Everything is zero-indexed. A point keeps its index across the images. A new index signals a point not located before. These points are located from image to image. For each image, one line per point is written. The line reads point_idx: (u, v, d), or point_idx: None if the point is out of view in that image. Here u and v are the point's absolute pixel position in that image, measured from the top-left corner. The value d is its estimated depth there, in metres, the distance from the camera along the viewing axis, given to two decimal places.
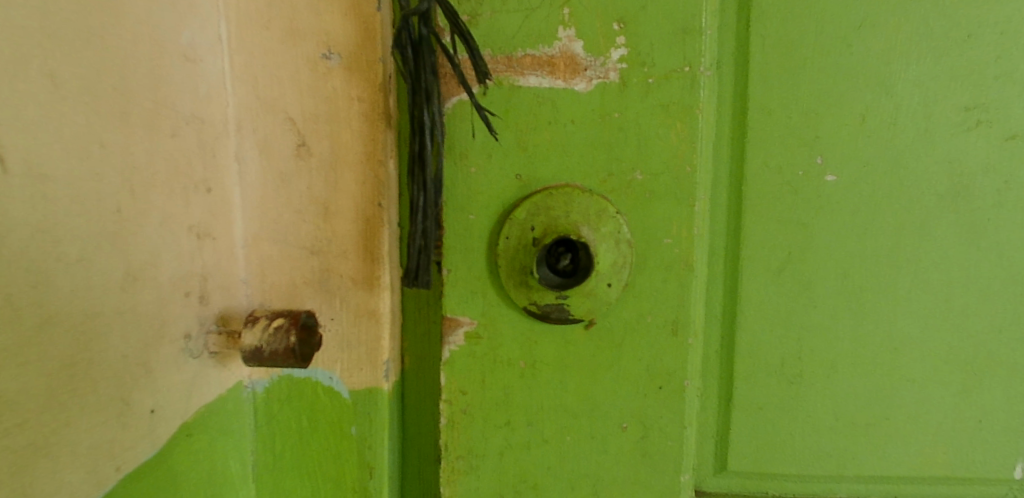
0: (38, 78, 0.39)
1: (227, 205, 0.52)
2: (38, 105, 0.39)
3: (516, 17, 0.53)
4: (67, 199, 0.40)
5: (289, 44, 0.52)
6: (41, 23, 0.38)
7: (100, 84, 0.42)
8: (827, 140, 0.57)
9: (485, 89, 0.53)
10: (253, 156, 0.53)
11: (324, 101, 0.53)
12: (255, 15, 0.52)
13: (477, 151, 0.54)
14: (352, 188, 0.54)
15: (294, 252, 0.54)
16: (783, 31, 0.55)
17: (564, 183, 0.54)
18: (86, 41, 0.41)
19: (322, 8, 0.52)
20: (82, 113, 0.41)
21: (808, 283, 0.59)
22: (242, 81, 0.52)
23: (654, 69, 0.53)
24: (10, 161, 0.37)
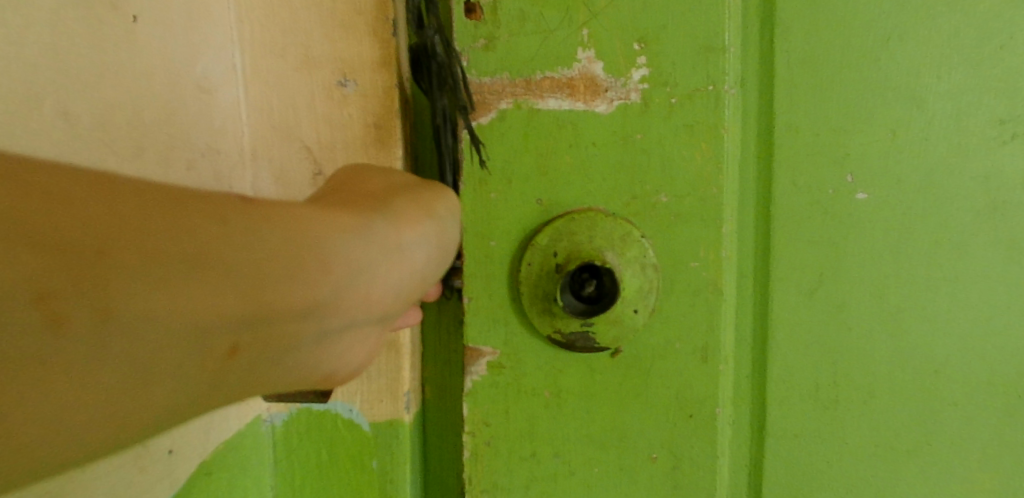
0: (51, 116, 0.38)
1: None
2: (51, 142, 0.38)
3: (534, 39, 0.52)
4: None
5: (305, 71, 0.52)
6: (55, 59, 0.38)
7: (115, 119, 0.41)
8: (857, 158, 0.55)
9: (503, 113, 0.52)
10: (269, 185, 0.53)
11: (340, 127, 0.52)
12: (269, 43, 0.51)
13: (497, 176, 0.53)
14: None
15: None
16: (808, 46, 0.54)
17: (587, 207, 0.53)
18: (100, 75, 0.40)
19: (336, 34, 0.51)
20: (96, 149, 0.40)
21: (841, 304, 0.57)
22: (256, 110, 0.52)
23: (677, 88, 0.52)
24: None
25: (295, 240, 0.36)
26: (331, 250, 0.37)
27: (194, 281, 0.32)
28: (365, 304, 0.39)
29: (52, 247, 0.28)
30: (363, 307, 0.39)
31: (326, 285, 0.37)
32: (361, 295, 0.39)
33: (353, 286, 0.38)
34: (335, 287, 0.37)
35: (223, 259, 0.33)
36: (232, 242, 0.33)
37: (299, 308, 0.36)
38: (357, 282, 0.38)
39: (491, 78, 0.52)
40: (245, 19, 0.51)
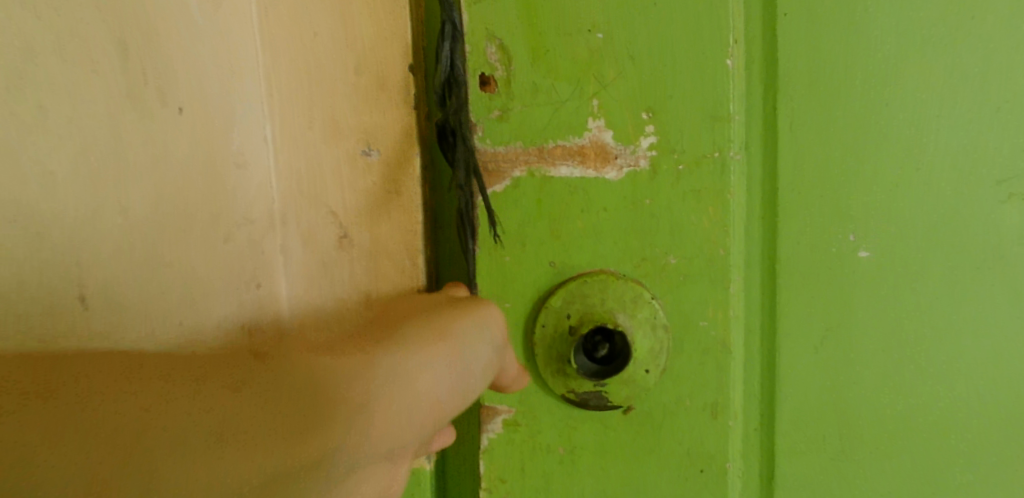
0: (112, 212, 0.42)
1: (281, 300, 0.51)
2: (111, 237, 0.42)
3: (546, 109, 0.54)
4: (143, 320, 0.44)
5: (330, 140, 0.53)
6: (114, 159, 0.42)
7: (166, 202, 0.44)
8: (859, 218, 0.57)
9: (518, 180, 0.54)
10: (297, 246, 0.52)
11: (364, 193, 0.56)
12: (298, 113, 0.51)
13: (512, 240, 0.55)
14: (391, 274, 0.58)
15: None
16: (810, 112, 0.56)
17: (599, 269, 0.55)
18: (154, 168, 0.43)
19: (361, 107, 0.55)
20: (151, 236, 0.44)
21: (846, 358, 0.58)
22: (287, 177, 0.51)
23: (684, 155, 0.54)
24: (90, 295, 0.41)
25: (312, 385, 0.38)
26: (344, 388, 0.39)
27: (226, 450, 0.32)
28: (389, 437, 0.40)
29: (99, 442, 0.30)
30: (383, 442, 0.39)
31: (344, 430, 0.37)
32: (382, 430, 0.39)
33: (371, 423, 0.39)
34: (354, 428, 0.38)
35: (252, 422, 0.34)
36: (252, 397, 0.35)
37: (323, 458, 0.36)
38: (375, 418, 0.39)
39: (506, 146, 0.54)
40: (275, 91, 0.49)
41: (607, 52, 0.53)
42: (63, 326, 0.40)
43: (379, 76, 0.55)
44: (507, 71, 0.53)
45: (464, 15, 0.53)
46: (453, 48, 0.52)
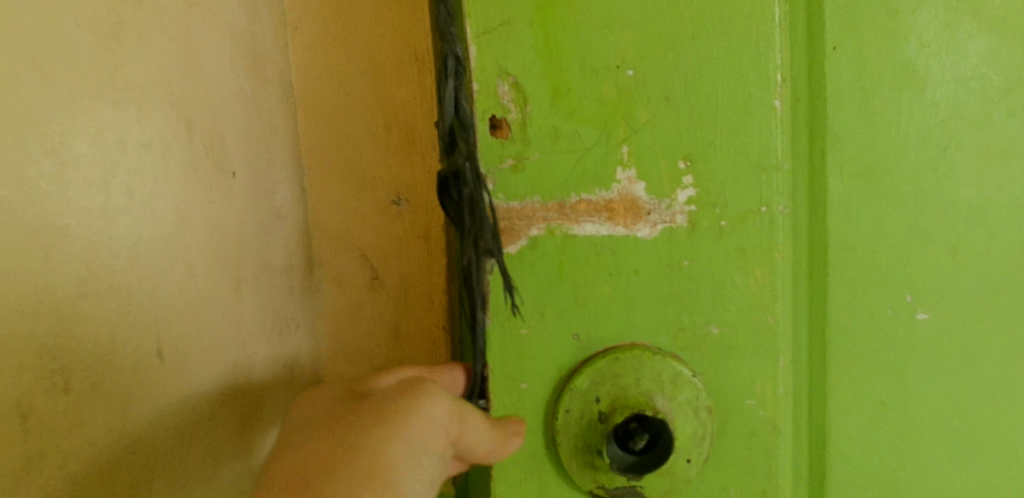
0: (180, 271, 0.47)
1: (320, 331, 0.65)
2: (171, 292, 0.46)
3: (568, 157, 0.46)
4: (205, 365, 0.50)
5: (359, 196, 0.63)
6: (178, 226, 0.47)
7: (232, 262, 0.53)
8: (918, 276, 0.50)
9: (535, 240, 0.47)
10: (330, 287, 0.65)
11: (391, 239, 0.62)
12: (334, 174, 0.63)
13: (529, 310, 0.47)
14: (422, 310, 0.63)
15: (365, 366, 0.64)
16: (863, 157, 0.49)
17: (630, 342, 0.47)
18: (216, 235, 0.51)
19: (389, 164, 0.62)
20: (216, 291, 0.51)
21: (905, 435, 0.51)
22: (321, 228, 0.64)
23: (727, 210, 0.47)
24: (166, 350, 0.46)
25: None
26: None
27: None
28: None
29: None
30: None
31: None
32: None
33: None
34: None
35: None
36: None
37: None
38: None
39: (521, 201, 0.46)
40: (310, 157, 0.63)
41: (637, 92, 0.46)
42: (140, 378, 0.44)
43: (407, 135, 0.61)
44: (523, 113, 0.46)
45: (473, 47, 0.45)
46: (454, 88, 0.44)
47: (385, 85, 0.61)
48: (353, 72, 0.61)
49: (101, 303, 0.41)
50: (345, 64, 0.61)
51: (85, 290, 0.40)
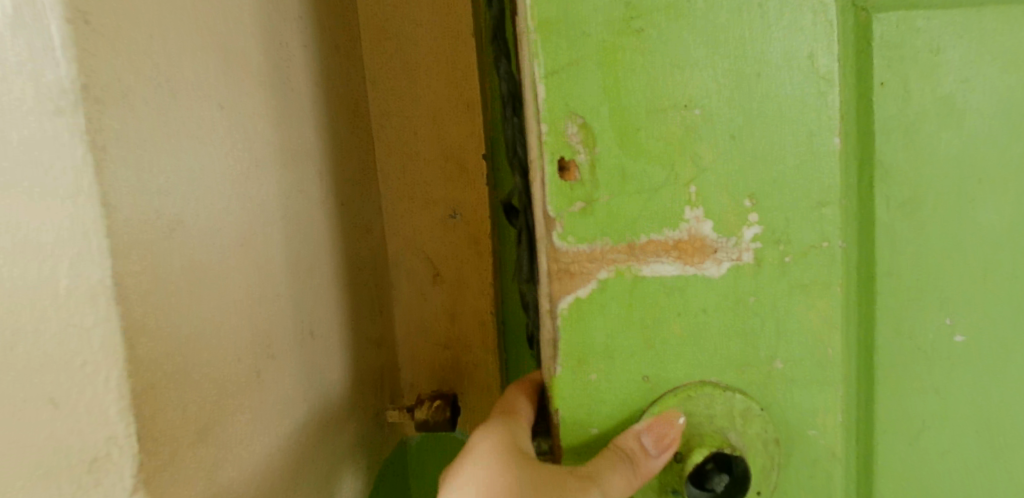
0: (315, 277, 0.58)
1: (394, 319, 0.72)
2: (313, 290, 0.57)
3: (637, 199, 0.45)
4: (337, 353, 0.61)
5: (422, 205, 0.69)
6: (316, 235, 0.58)
7: (339, 263, 0.62)
8: (957, 300, 0.52)
9: (605, 282, 0.46)
10: (402, 281, 0.71)
11: (449, 243, 0.69)
12: (401, 185, 0.69)
13: (600, 354, 0.46)
14: (477, 303, 0.70)
15: (434, 349, 0.72)
16: (908, 187, 0.50)
17: (700, 380, 0.47)
18: (333, 240, 0.61)
19: (445, 183, 0.68)
20: (330, 292, 0.60)
21: (944, 451, 0.53)
22: (391, 229, 0.71)
23: (790, 246, 0.47)
24: (319, 334, 0.58)
25: None
26: None
27: None
28: None
29: None
30: None
31: None
32: None
33: None
34: None
35: None
36: None
37: None
38: None
39: (590, 244, 0.45)
40: (382, 166, 0.69)
41: (705, 131, 0.45)
42: (294, 349, 0.54)
43: (460, 158, 0.67)
44: (591, 155, 0.44)
45: (539, 88, 0.44)
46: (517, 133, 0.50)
47: (439, 112, 0.67)
48: (414, 103, 0.67)
49: (285, 301, 0.53)
50: (407, 96, 0.67)
51: (278, 291, 0.52)
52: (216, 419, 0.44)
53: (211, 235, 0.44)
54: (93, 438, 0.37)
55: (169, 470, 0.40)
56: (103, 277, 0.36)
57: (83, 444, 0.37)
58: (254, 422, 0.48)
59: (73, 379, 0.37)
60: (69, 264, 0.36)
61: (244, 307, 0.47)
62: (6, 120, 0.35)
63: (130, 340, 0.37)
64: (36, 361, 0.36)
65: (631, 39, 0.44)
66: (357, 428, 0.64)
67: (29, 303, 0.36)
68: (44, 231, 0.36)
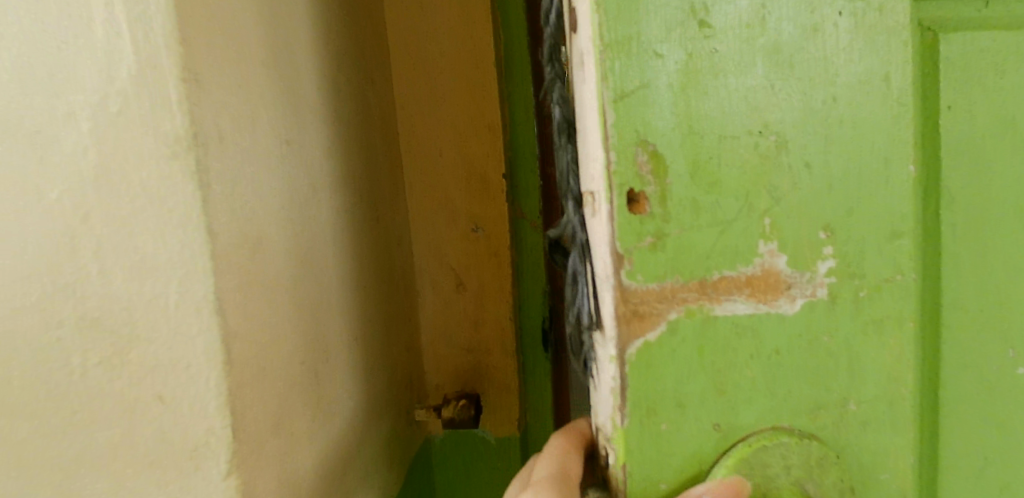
0: (356, 283, 0.64)
1: (420, 324, 0.80)
2: (354, 298, 0.63)
3: (710, 232, 0.42)
4: (368, 356, 0.66)
5: (447, 221, 0.77)
6: (348, 245, 0.62)
7: (370, 271, 0.67)
8: (1019, 330, 0.50)
9: (676, 324, 0.42)
10: (428, 289, 0.79)
11: (471, 255, 0.77)
12: (429, 202, 0.77)
13: (669, 403, 0.42)
14: (497, 310, 0.78)
15: (456, 351, 0.80)
16: (973, 214, 0.48)
17: (774, 427, 0.44)
18: (360, 248, 0.65)
19: (469, 202, 0.76)
20: (364, 298, 0.65)
21: (1008, 488, 0.51)
22: (420, 242, 0.78)
23: (864, 279, 0.44)
24: (364, 336, 0.65)
25: None
26: None
27: None
28: None
29: None
30: None
31: None
32: None
33: None
34: None
35: None
36: None
37: None
38: None
39: (660, 282, 0.41)
40: (411, 184, 0.77)
41: (781, 159, 0.42)
42: (340, 350, 0.59)
43: (484, 180, 0.75)
44: (662, 186, 0.41)
45: (609, 114, 0.40)
46: (573, 161, 0.45)
47: (466, 138, 0.75)
48: (442, 128, 0.75)
49: (334, 308, 0.59)
50: (437, 122, 0.75)
51: (322, 298, 0.57)
52: (292, 412, 0.51)
53: (277, 245, 0.50)
54: (195, 429, 0.44)
55: (257, 458, 0.46)
56: (207, 293, 0.42)
57: (188, 434, 0.44)
58: (308, 419, 0.53)
59: (179, 378, 0.43)
60: (179, 282, 0.42)
61: (296, 315, 0.52)
62: (125, 162, 0.41)
63: (229, 342, 0.44)
64: (151, 364, 0.43)
65: (704, 60, 0.40)
66: (388, 425, 0.70)
67: (146, 317, 0.43)
68: (156, 255, 0.42)
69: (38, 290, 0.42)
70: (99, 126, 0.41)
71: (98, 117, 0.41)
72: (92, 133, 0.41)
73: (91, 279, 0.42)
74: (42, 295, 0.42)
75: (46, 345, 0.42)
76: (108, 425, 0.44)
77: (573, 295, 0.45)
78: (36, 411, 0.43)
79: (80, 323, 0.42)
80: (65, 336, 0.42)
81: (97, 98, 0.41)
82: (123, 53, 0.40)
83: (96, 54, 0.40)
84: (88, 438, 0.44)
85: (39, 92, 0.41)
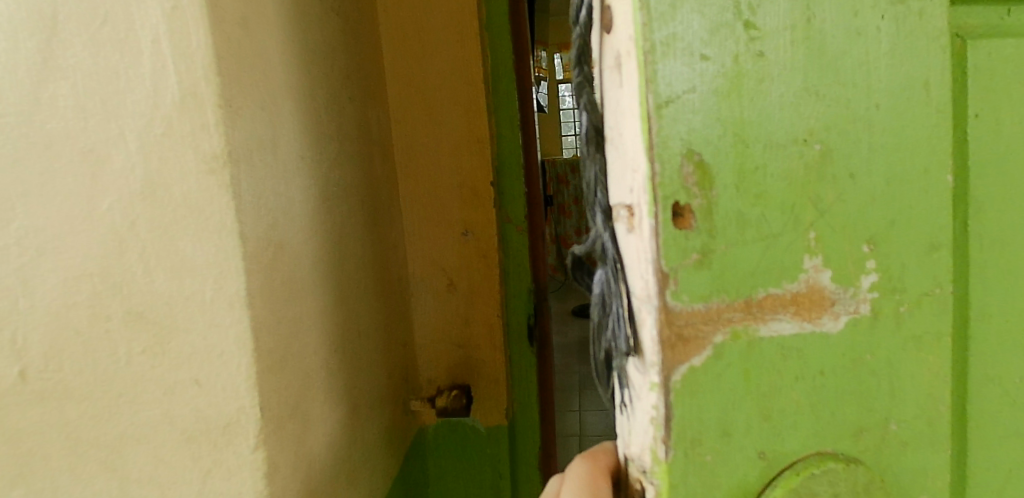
0: (370, 283, 0.74)
1: (415, 324, 0.88)
2: (370, 298, 0.73)
3: (755, 248, 0.39)
4: (378, 351, 0.75)
5: (442, 229, 0.85)
6: (350, 246, 0.69)
7: (372, 272, 0.74)
8: None
9: (722, 346, 0.39)
10: (424, 292, 0.87)
11: (461, 259, 0.86)
12: (422, 213, 0.86)
13: (713, 432, 0.39)
14: (487, 307, 0.87)
15: (450, 346, 0.88)
16: (1002, 224, 0.47)
17: (818, 452, 0.41)
18: (353, 245, 0.70)
19: (459, 212, 0.85)
20: (372, 298, 0.74)
21: None
22: (414, 249, 0.86)
23: (905, 294, 0.42)
24: (372, 333, 0.74)
25: None
26: None
27: None
28: None
29: None
30: None
31: None
32: None
33: None
34: None
35: None
36: None
37: None
38: None
39: (706, 302, 0.38)
40: (405, 197, 0.85)
41: (826, 170, 0.40)
42: (357, 341, 0.70)
43: (473, 191, 0.85)
44: (708, 199, 0.38)
45: (653, 122, 0.37)
46: (601, 173, 0.41)
47: (455, 154, 0.84)
48: (434, 145, 0.84)
49: (347, 305, 0.68)
50: (427, 140, 0.84)
51: (347, 298, 0.68)
52: (319, 391, 0.60)
53: (288, 243, 0.57)
54: (228, 407, 0.51)
55: (280, 437, 0.54)
56: (240, 290, 0.50)
57: (220, 413, 0.51)
58: (322, 401, 0.61)
59: (214, 365, 0.50)
60: (214, 282, 0.50)
61: (326, 307, 0.63)
62: (169, 175, 0.48)
63: (259, 332, 0.51)
64: (188, 353, 0.50)
65: (751, 64, 0.38)
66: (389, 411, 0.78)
67: (185, 311, 0.50)
68: (196, 259, 0.49)
69: (90, 289, 0.49)
70: (147, 147, 0.48)
71: (145, 138, 0.48)
72: (141, 153, 0.48)
73: (135, 278, 0.49)
74: (93, 295, 0.49)
75: (95, 337, 0.49)
76: (151, 406, 0.51)
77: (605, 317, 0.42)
78: (85, 395, 0.50)
79: (127, 317, 0.50)
80: (113, 327, 0.49)
81: (144, 122, 0.48)
82: (169, 86, 0.48)
83: (144, 86, 0.48)
84: (133, 417, 0.51)
85: (94, 117, 0.48)
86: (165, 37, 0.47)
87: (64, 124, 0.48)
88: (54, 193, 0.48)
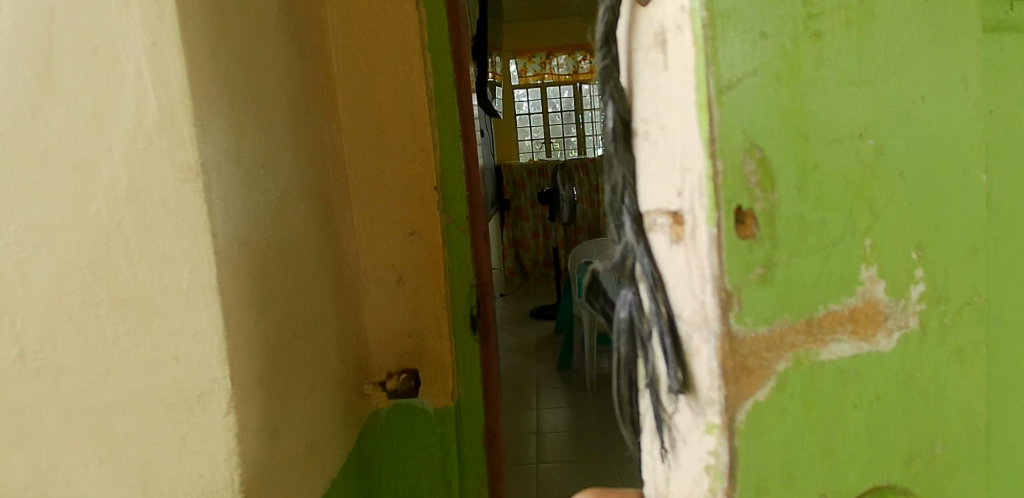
0: (321, 267, 0.73)
1: (366, 315, 0.84)
2: (320, 285, 0.72)
3: (817, 258, 0.33)
4: (327, 339, 0.73)
5: (388, 221, 0.83)
6: (304, 235, 0.70)
7: (323, 257, 0.73)
8: None
9: (784, 374, 0.33)
10: (372, 284, 0.84)
11: (408, 253, 0.83)
12: (368, 203, 0.83)
13: (774, 475, 0.34)
14: (433, 304, 0.84)
15: (398, 338, 0.85)
16: None
17: (877, 486, 0.36)
18: (304, 231, 0.69)
19: (404, 207, 0.82)
20: (322, 284, 0.73)
21: None
22: (361, 239, 0.84)
23: (956, 306, 0.38)
24: (323, 322, 0.72)
25: None
26: None
27: None
28: None
29: None
30: None
31: None
32: None
33: None
34: None
35: None
36: None
37: None
38: None
39: (770, 325, 0.33)
40: (354, 187, 0.83)
41: (880, 167, 0.35)
42: (312, 325, 0.70)
43: (417, 190, 0.82)
44: (771, 202, 0.32)
45: (716, 111, 0.31)
46: (630, 175, 0.35)
47: (400, 148, 0.82)
48: (382, 137, 0.82)
49: (306, 290, 0.70)
50: (371, 133, 0.82)
51: (304, 283, 0.69)
52: (276, 367, 0.62)
53: (250, 229, 0.59)
54: (202, 378, 0.55)
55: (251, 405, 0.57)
56: (211, 279, 0.54)
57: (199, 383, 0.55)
58: (285, 374, 0.65)
59: (195, 345, 0.55)
60: (189, 272, 0.54)
61: (284, 290, 0.65)
62: (149, 184, 0.53)
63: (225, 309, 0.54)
64: (168, 335, 0.55)
65: (808, 46, 0.33)
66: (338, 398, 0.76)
67: (167, 299, 0.55)
68: (174, 249, 0.54)
69: (81, 281, 0.55)
70: (131, 157, 0.53)
71: (129, 150, 0.53)
72: (126, 161, 0.53)
73: (121, 270, 0.55)
74: (84, 285, 0.55)
75: (84, 324, 0.55)
76: (134, 379, 0.55)
77: (636, 342, 0.36)
78: (74, 376, 0.55)
79: (114, 303, 0.55)
80: (102, 312, 0.55)
81: (128, 136, 0.53)
82: (151, 104, 0.53)
83: (128, 108, 0.53)
84: (118, 393, 0.56)
85: (83, 126, 0.53)
86: (147, 66, 0.52)
87: (57, 137, 0.53)
88: (44, 198, 0.54)
